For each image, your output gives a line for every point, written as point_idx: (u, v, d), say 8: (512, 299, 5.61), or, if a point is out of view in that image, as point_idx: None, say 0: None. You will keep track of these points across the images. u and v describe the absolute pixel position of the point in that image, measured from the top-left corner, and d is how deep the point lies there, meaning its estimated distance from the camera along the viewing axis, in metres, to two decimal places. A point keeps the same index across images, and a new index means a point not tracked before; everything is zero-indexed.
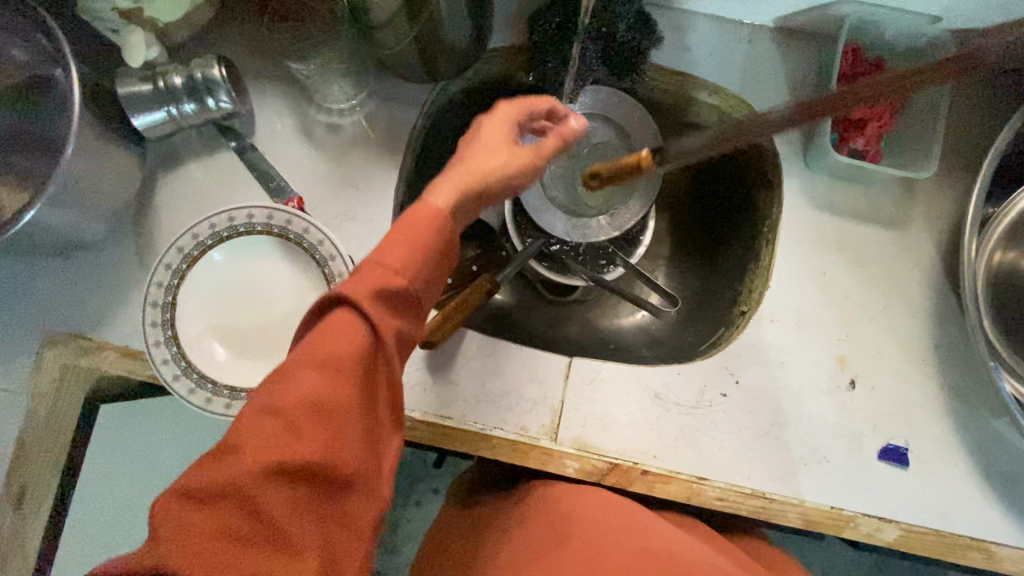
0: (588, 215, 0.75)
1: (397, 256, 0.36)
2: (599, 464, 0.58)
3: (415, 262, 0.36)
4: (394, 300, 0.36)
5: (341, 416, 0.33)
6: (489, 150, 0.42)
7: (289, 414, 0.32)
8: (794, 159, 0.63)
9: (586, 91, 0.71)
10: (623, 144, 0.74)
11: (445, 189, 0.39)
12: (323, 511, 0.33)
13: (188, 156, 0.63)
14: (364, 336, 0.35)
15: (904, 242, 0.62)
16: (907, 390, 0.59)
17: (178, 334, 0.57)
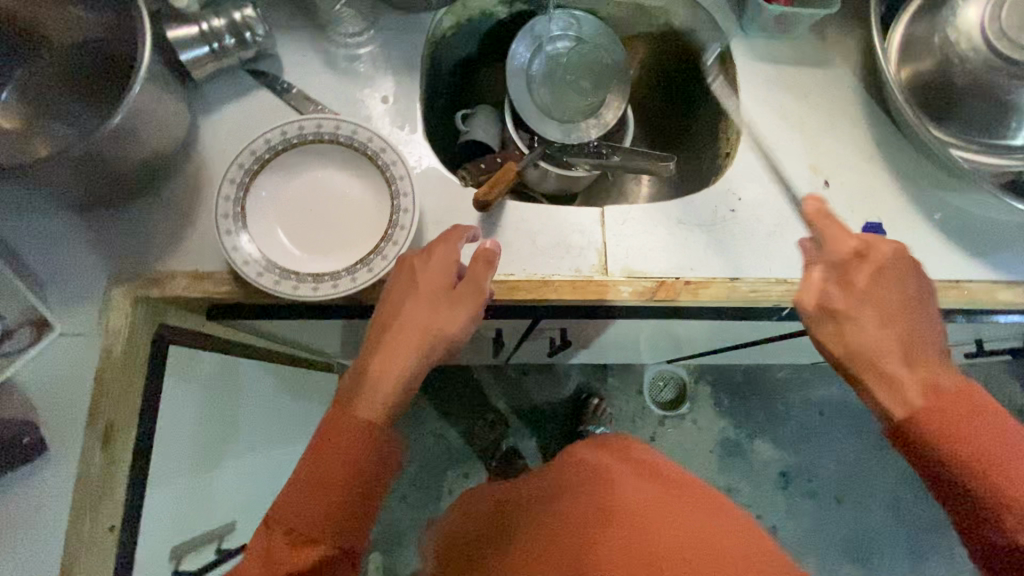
0: (578, 118, 0.87)
1: (344, 439, 0.53)
2: (648, 284, 0.67)
3: (355, 458, 0.53)
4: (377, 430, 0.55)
5: (322, 538, 0.51)
6: (433, 313, 0.57)
7: (306, 552, 0.51)
8: (733, 28, 0.78)
9: (554, 16, 0.85)
10: (593, 53, 0.87)
11: (375, 395, 0.55)
12: (315, 501, 0.52)
13: (227, 98, 0.69)
14: (359, 470, 0.53)
15: (830, 75, 0.78)
16: (868, 180, 0.73)
17: (253, 240, 0.61)
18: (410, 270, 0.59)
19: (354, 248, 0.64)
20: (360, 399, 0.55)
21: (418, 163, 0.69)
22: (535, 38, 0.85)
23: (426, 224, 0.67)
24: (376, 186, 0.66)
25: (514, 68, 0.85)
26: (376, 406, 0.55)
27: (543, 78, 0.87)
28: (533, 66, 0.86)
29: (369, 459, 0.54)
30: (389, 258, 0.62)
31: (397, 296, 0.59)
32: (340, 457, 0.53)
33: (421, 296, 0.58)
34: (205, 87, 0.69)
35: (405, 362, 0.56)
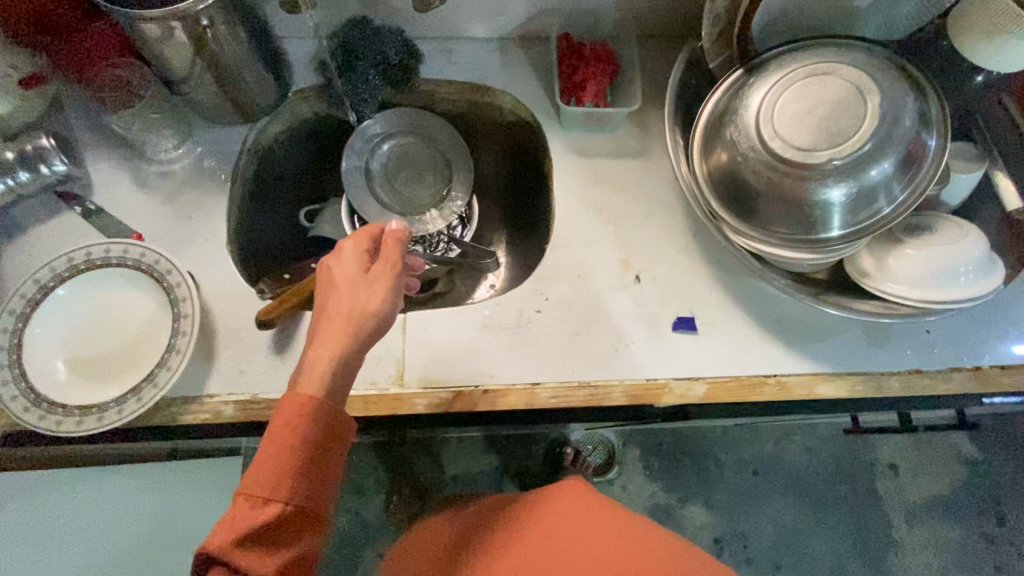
0: (419, 212, 0.88)
1: (291, 410, 0.47)
2: (443, 395, 0.65)
3: (304, 424, 0.47)
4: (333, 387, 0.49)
5: (284, 499, 0.45)
6: (356, 295, 0.52)
7: (260, 515, 0.44)
8: (552, 123, 0.79)
9: (386, 115, 0.86)
10: (432, 148, 0.89)
11: (321, 361, 0.49)
12: (261, 477, 0.45)
13: (31, 222, 0.70)
14: (308, 438, 0.47)
15: (649, 164, 0.78)
16: (682, 271, 0.72)
17: (25, 371, 0.61)
18: (322, 269, 0.54)
19: (138, 371, 0.64)
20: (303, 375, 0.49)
21: (217, 279, 0.69)
22: (369, 137, 0.86)
23: (218, 342, 0.66)
24: (163, 308, 0.65)
25: (349, 164, 0.85)
26: (320, 380, 0.48)
27: (381, 173, 0.87)
28: (370, 163, 0.86)
29: (319, 429, 0.47)
30: (160, 385, 0.61)
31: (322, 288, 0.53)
32: (292, 426, 0.47)
33: (340, 286, 0.52)
34: (10, 212, 0.70)
35: (335, 346, 0.49)
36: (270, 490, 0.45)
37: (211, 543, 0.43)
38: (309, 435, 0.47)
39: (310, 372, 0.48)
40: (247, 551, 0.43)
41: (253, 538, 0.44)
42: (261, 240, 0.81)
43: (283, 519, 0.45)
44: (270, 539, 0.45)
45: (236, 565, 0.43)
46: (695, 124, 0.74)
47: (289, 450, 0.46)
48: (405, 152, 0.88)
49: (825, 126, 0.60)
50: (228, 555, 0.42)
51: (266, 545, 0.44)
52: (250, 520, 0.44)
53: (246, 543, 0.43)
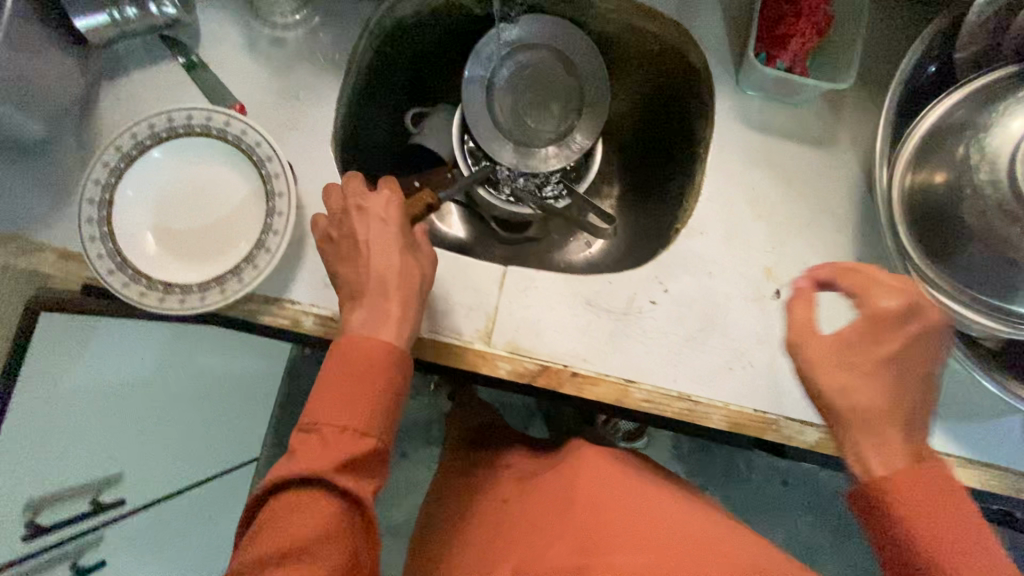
0: (539, 144, 0.77)
1: (349, 358, 0.48)
2: (530, 366, 0.60)
3: (372, 380, 0.47)
4: (376, 366, 0.47)
5: (355, 425, 0.46)
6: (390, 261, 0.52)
7: (337, 438, 0.45)
8: (728, 79, 0.65)
9: (527, 21, 0.73)
10: (569, 73, 0.76)
11: (367, 340, 0.48)
12: (311, 457, 0.44)
13: (132, 65, 0.64)
14: (372, 390, 0.47)
15: (829, 158, 0.64)
16: (831, 298, 0.62)
17: (115, 231, 0.58)
18: (350, 233, 0.53)
19: (224, 258, 0.60)
20: (344, 353, 0.48)
21: (317, 178, 0.63)
22: (501, 42, 0.74)
23: (307, 246, 0.61)
24: (258, 197, 0.60)
25: (474, 71, 0.74)
26: (370, 358, 0.47)
27: (506, 90, 0.76)
28: (497, 75, 0.75)
29: (384, 381, 0.47)
30: (245, 282, 0.57)
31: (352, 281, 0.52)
32: (359, 377, 0.47)
33: (373, 252, 0.52)
34: (112, 48, 0.64)
35: (381, 326, 0.49)
36: (317, 465, 0.43)
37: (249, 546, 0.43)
38: (360, 418, 0.46)
39: (357, 350, 0.48)
40: (313, 532, 0.42)
41: (290, 528, 0.42)
42: (361, 137, 0.73)
43: (328, 512, 0.43)
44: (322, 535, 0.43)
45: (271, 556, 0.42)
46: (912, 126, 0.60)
47: (331, 429, 0.45)
48: (538, 70, 0.76)
49: None
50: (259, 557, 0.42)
51: (324, 533, 0.43)
52: (303, 509, 0.43)
53: (291, 537, 0.42)
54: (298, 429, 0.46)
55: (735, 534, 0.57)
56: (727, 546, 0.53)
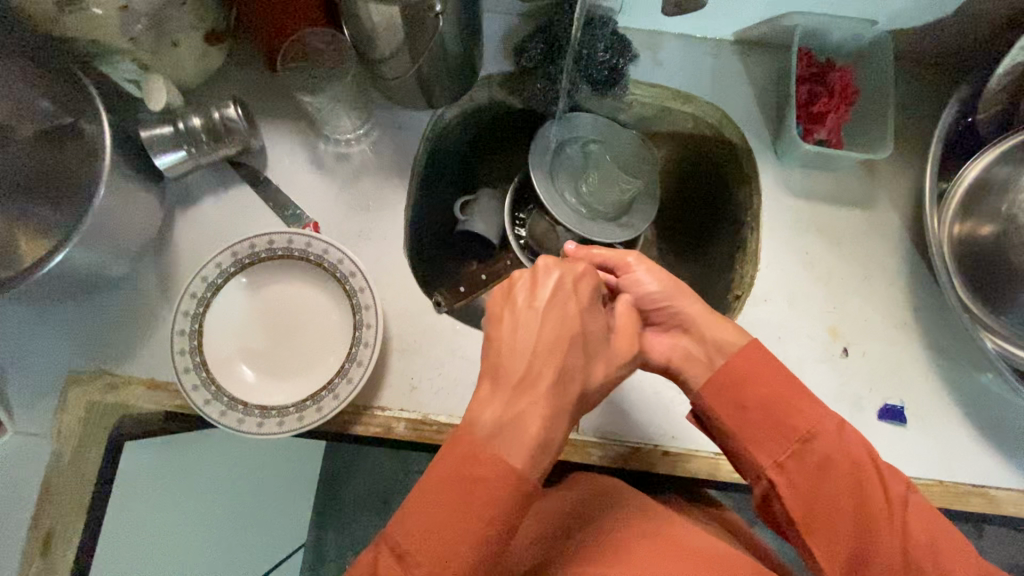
0: (607, 214, 0.77)
1: (457, 465, 0.40)
2: (621, 450, 0.61)
3: (484, 502, 0.39)
4: (440, 546, 0.39)
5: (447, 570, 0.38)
6: (545, 361, 0.46)
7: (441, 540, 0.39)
8: (766, 153, 0.69)
9: (583, 113, 0.78)
10: (627, 157, 0.79)
11: (468, 501, 0.39)
12: None
13: (204, 193, 0.67)
14: (480, 493, 0.40)
15: (872, 217, 0.68)
16: (896, 351, 0.64)
17: (206, 360, 0.59)
18: (506, 319, 0.49)
19: (312, 374, 0.61)
20: (426, 510, 0.40)
21: (393, 284, 0.65)
22: (562, 133, 0.78)
23: (391, 352, 0.63)
24: (342, 309, 0.62)
25: (537, 160, 0.76)
26: (459, 529, 0.39)
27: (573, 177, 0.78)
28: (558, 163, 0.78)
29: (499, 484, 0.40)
30: (340, 398, 0.57)
31: (494, 364, 0.47)
32: (462, 510, 0.39)
33: (535, 350, 0.47)
34: (184, 180, 0.66)
35: (491, 483, 0.40)
36: None
37: None
38: None
39: (446, 500, 0.39)
40: None
41: None
42: (420, 234, 0.76)
43: None
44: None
45: None
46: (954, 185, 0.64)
47: None
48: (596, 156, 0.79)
49: None
50: None
51: None
52: None
53: None
54: None
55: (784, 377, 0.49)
56: (748, 363, 0.50)
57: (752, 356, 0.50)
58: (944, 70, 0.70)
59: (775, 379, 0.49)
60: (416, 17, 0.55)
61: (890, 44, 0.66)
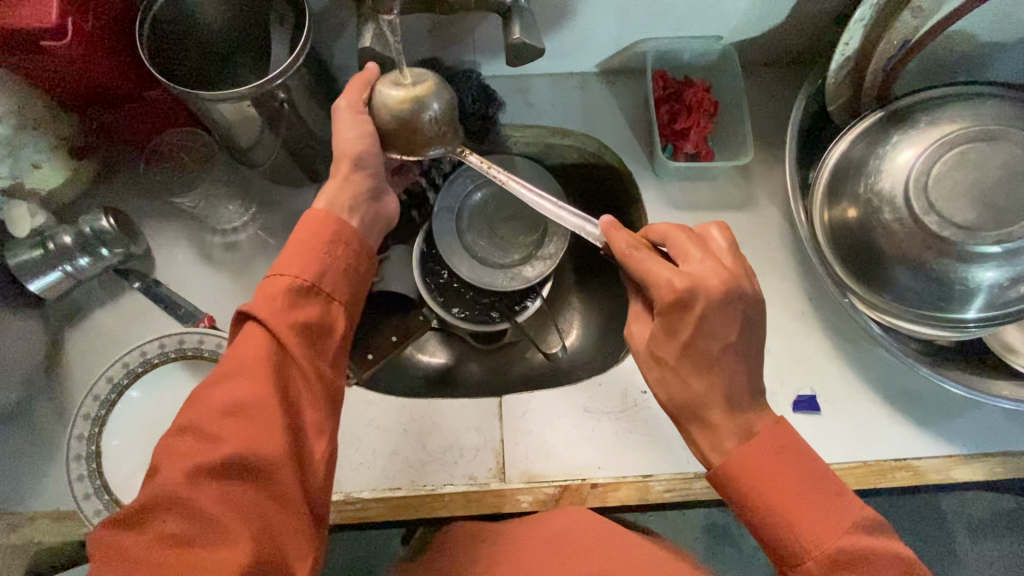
0: (514, 264, 0.81)
1: (295, 237, 0.47)
2: (549, 491, 0.61)
3: (318, 243, 0.47)
4: (295, 293, 0.45)
5: (300, 278, 0.45)
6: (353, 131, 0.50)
7: (277, 284, 0.45)
8: (645, 173, 0.72)
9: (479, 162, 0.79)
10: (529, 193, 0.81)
11: (303, 250, 0.47)
12: (246, 410, 0.40)
13: (93, 305, 0.65)
14: (330, 256, 0.47)
15: (755, 217, 0.70)
16: (798, 341, 0.66)
17: (108, 481, 0.57)
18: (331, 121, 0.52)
19: None
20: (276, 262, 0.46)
21: None
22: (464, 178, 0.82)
23: None
24: None
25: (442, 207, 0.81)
26: (304, 264, 0.46)
27: (477, 222, 0.82)
28: (462, 208, 0.82)
29: (345, 257, 0.48)
30: None
31: (342, 184, 0.51)
32: (303, 252, 0.47)
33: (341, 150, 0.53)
34: (69, 296, 0.65)
35: (314, 239, 0.47)
36: (229, 435, 0.40)
37: (104, 529, 0.38)
38: (300, 349, 0.44)
39: (292, 244, 0.47)
40: (175, 524, 0.37)
41: (227, 460, 0.39)
42: None
43: (281, 439, 0.41)
44: (244, 475, 0.39)
45: (166, 515, 0.37)
46: (822, 163, 0.66)
47: (262, 374, 0.42)
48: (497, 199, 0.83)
49: (987, 202, 0.54)
50: (190, 512, 0.37)
51: (182, 530, 0.37)
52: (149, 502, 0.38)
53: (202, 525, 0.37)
54: (211, 391, 0.41)
55: (805, 482, 0.45)
56: (754, 463, 0.45)
57: (749, 467, 0.45)
58: (790, 69, 0.75)
59: (780, 491, 0.45)
60: (265, 106, 0.55)
61: (735, 55, 0.71)
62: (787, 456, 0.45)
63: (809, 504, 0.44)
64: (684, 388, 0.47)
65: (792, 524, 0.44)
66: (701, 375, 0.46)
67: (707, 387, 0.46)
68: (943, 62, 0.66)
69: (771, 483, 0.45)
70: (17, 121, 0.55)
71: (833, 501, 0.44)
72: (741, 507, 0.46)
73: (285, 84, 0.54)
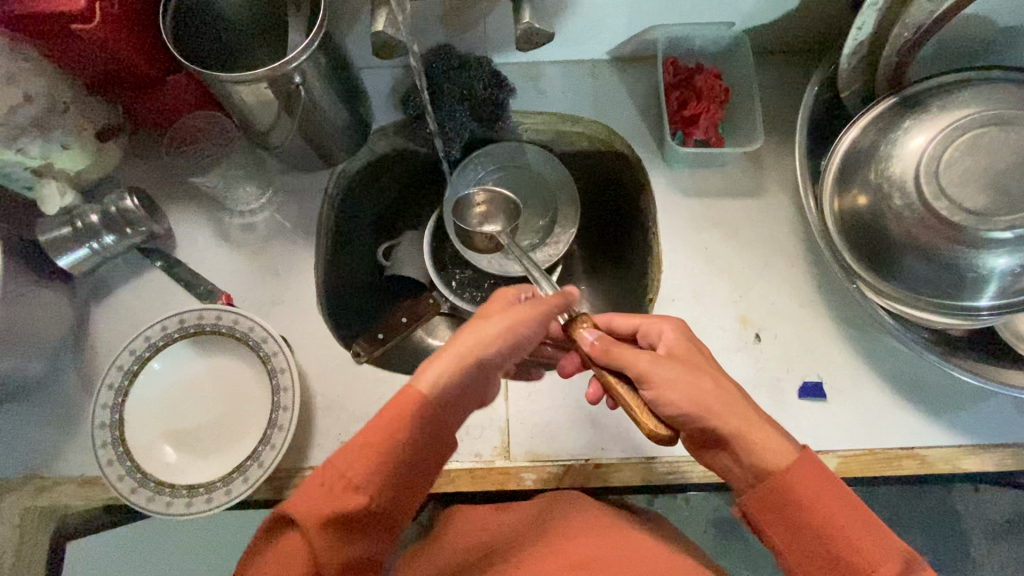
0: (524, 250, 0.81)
1: (375, 427, 0.42)
2: (553, 470, 0.62)
3: (396, 441, 0.42)
4: (352, 510, 0.40)
5: (363, 493, 0.40)
6: (476, 330, 0.48)
7: (337, 486, 0.40)
8: (654, 160, 0.72)
9: (489, 149, 0.80)
10: (541, 180, 0.82)
11: (376, 446, 0.41)
12: None
13: (117, 282, 0.68)
14: (407, 468, 0.42)
15: (764, 204, 0.70)
16: (805, 329, 0.66)
17: (130, 448, 0.59)
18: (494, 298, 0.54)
19: (241, 443, 0.62)
20: (341, 455, 0.41)
21: (311, 341, 0.67)
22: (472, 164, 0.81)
23: (315, 409, 0.64)
24: (262, 376, 0.63)
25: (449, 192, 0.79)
26: (373, 465, 0.41)
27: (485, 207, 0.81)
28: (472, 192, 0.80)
29: (420, 472, 0.43)
30: (265, 464, 0.57)
31: (465, 359, 0.46)
32: (375, 450, 0.41)
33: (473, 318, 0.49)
34: (95, 273, 0.68)
35: (394, 429, 0.42)
36: None
37: None
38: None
39: (365, 434, 0.42)
40: None
41: None
42: (342, 287, 0.77)
43: None
44: None
45: None
46: (832, 150, 0.65)
47: None
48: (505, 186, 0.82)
49: (999, 187, 0.53)
50: None
51: None
52: None
53: None
54: None
55: (840, 492, 0.45)
56: (803, 477, 0.45)
57: (805, 476, 0.45)
58: (804, 57, 0.74)
59: (823, 502, 0.44)
60: (283, 92, 0.58)
61: (747, 43, 0.71)
62: (818, 468, 0.45)
63: (848, 510, 0.44)
64: (699, 389, 0.48)
65: (832, 528, 0.43)
66: (713, 380, 0.49)
67: (724, 399, 0.48)
68: (959, 48, 0.66)
69: (812, 488, 0.45)
70: (48, 102, 0.58)
71: (863, 508, 0.44)
72: (781, 520, 0.45)
73: (302, 68, 0.56)
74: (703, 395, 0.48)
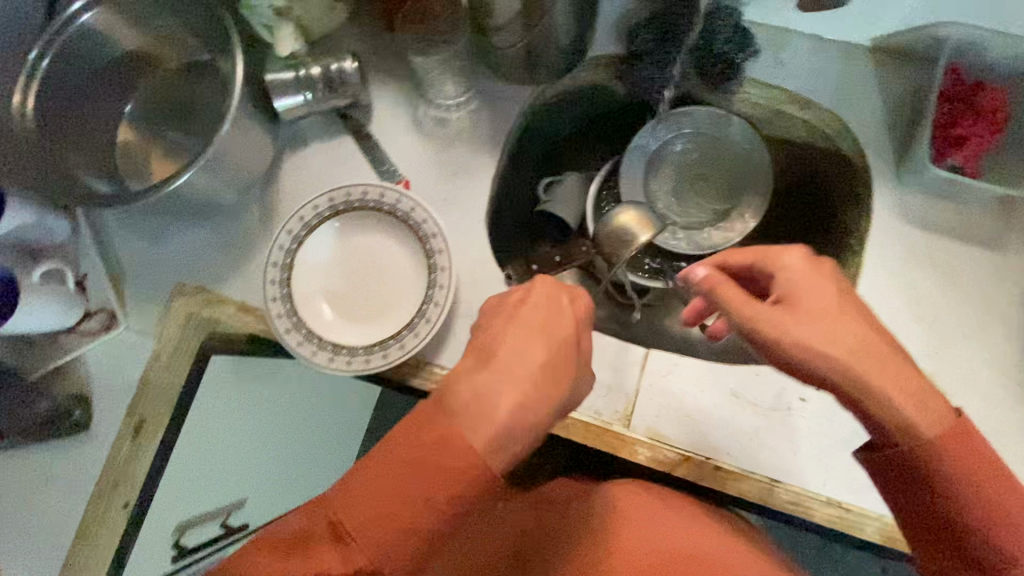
0: (694, 227, 0.76)
1: (416, 445, 0.35)
2: (670, 455, 0.60)
3: (439, 469, 0.34)
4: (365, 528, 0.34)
5: (381, 520, 0.34)
6: (527, 344, 0.39)
7: (360, 508, 0.35)
8: (886, 174, 0.64)
9: (695, 110, 0.74)
10: (740, 159, 0.76)
11: (414, 469, 0.34)
12: None
13: (311, 138, 0.71)
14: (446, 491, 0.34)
15: (1001, 262, 0.61)
16: (999, 412, 0.58)
17: (293, 293, 0.63)
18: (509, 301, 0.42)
19: (384, 321, 0.64)
20: (370, 471, 0.35)
21: (470, 250, 0.67)
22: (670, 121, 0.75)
23: (457, 315, 0.65)
24: (420, 267, 0.65)
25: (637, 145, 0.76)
26: (405, 491, 0.34)
27: (667, 172, 0.77)
28: (659, 152, 0.77)
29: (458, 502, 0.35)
30: (406, 349, 0.60)
31: (498, 385, 0.37)
32: (410, 474, 0.34)
33: (510, 324, 0.40)
34: (296, 124, 0.71)
35: (438, 456, 0.34)
36: None
37: None
38: None
39: (399, 452, 0.35)
40: None
41: None
42: (501, 206, 0.76)
43: None
44: None
45: None
46: None
47: None
48: (695, 156, 0.77)
49: None
50: None
51: None
52: None
53: None
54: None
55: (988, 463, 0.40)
56: (959, 443, 0.39)
57: (958, 439, 0.40)
58: None
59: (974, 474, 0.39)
60: None
61: None
62: (976, 444, 0.40)
63: (988, 477, 0.40)
64: (840, 335, 0.40)
65: (992, 515, 0.39)
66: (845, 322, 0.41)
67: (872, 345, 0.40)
68: None
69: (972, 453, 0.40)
70: None
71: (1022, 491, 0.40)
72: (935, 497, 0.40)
73: None
74: (844, 348, 0.40)
